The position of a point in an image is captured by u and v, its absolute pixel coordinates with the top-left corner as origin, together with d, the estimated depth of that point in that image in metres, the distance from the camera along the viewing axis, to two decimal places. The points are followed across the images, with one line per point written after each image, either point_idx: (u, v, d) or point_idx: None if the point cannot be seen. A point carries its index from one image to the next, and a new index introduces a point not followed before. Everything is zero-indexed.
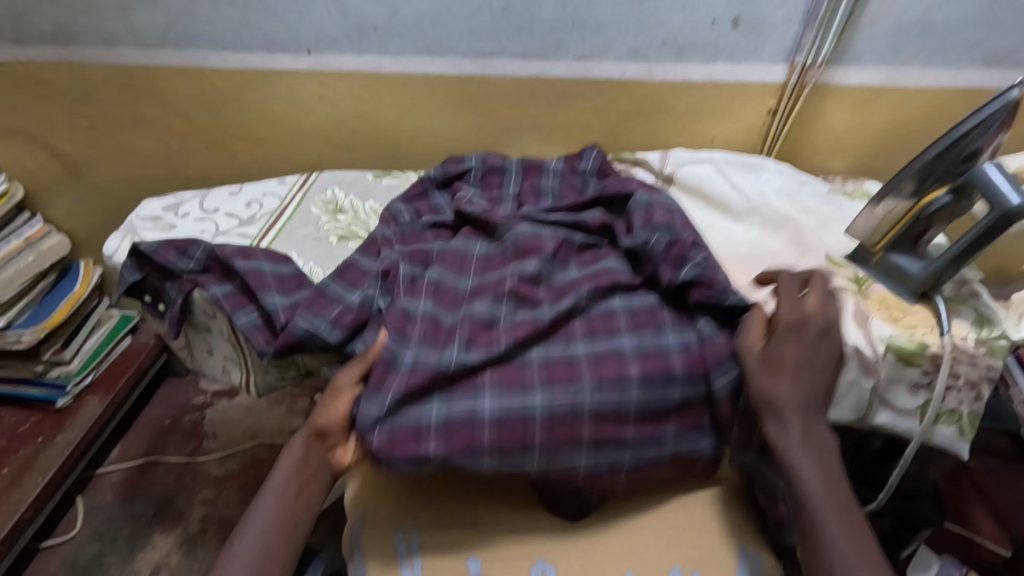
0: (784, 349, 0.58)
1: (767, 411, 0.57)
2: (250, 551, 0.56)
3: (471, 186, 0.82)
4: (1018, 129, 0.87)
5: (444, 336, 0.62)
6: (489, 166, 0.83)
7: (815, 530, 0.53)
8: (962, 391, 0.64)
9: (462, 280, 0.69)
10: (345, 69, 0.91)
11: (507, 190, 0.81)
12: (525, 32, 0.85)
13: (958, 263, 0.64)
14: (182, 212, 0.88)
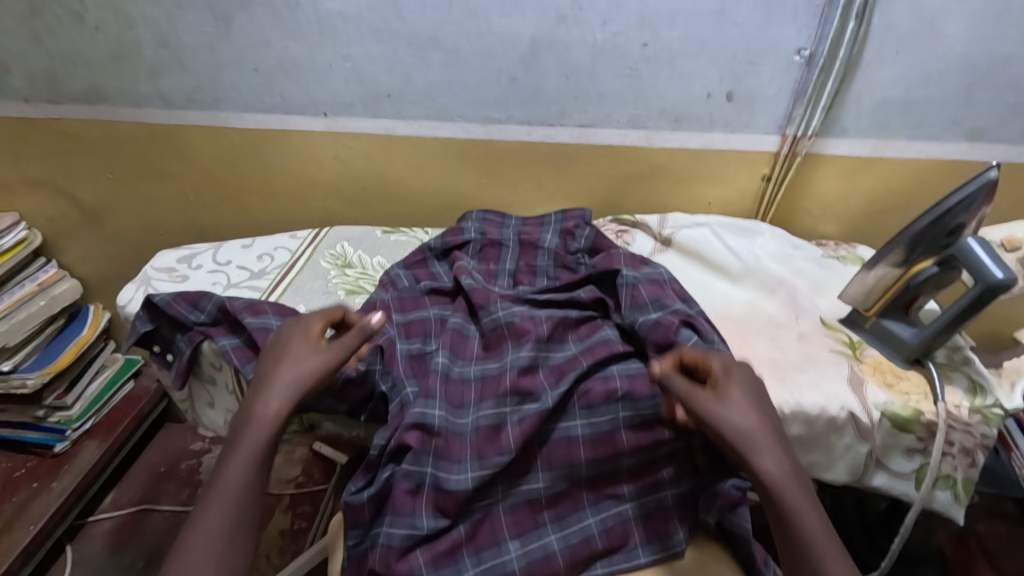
0: (729, 384, 0.59)
1: (747, 447, 0.56)
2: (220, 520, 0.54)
3: (472, 253, 0.86)
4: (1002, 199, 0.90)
5: (452, 443, 0.65)
6: (487, 236, 0.87)
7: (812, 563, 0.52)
8: (957, 458, 0.65)
9: (465, 365, 0.71)
10: (359, 132, 0.96)
11: (505, 265, 0.84)
12: (530, 101, 0.89)
13: (947, 332, 0.66)
14: (195, 263, 0.91)
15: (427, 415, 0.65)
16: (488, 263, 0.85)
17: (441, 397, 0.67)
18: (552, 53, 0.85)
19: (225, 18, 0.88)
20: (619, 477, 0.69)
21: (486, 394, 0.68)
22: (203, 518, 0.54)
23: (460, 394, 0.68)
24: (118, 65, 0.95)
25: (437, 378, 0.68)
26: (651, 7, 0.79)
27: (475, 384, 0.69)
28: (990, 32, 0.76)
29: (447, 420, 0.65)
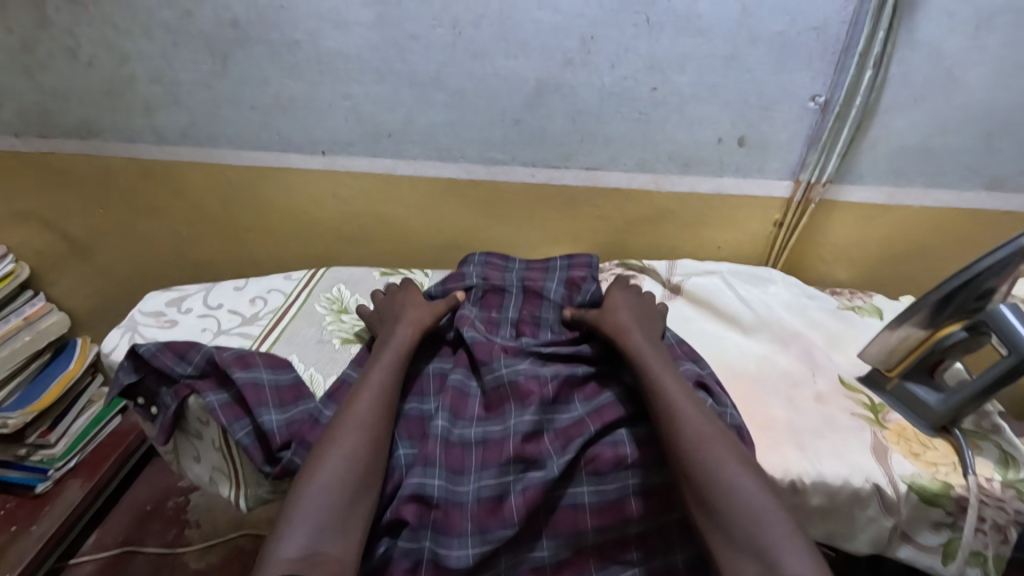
0: (623, 309, 0.73)
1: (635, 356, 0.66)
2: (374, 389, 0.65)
3: (475, 299, 0.82)
4: None
5: (452, 514, 0.61)
6: (490, 281, 0.83)
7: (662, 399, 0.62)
8: (988, 534, 0.60)
9: (466, 426, 0.67)
10: (358, 171, 0.93)
11: (509, 313, 0.81)
12: (535, 143, 0.87)
13: (977, 401, 0.63)
14: (185, 307, 0.87)
15: (423, 485, 0.61)
16: (491, 311, 0.81)
17: (440, 463, 0.63)
18: (559, 96, 0.82)
19: (222, 56, 0.85)
20: (628, 545, 0.64)
21: (489, 460, 0.63)
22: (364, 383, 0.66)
23: (461, 459, 0.64)
24: (111, 100, 0.92)
25: (433, 444, 0.64)
26: (662, 50, 0.77)
27: (477, 448, 0.65)
28: (1012, 82, 0.74)
29: (448, 490, 0.62)
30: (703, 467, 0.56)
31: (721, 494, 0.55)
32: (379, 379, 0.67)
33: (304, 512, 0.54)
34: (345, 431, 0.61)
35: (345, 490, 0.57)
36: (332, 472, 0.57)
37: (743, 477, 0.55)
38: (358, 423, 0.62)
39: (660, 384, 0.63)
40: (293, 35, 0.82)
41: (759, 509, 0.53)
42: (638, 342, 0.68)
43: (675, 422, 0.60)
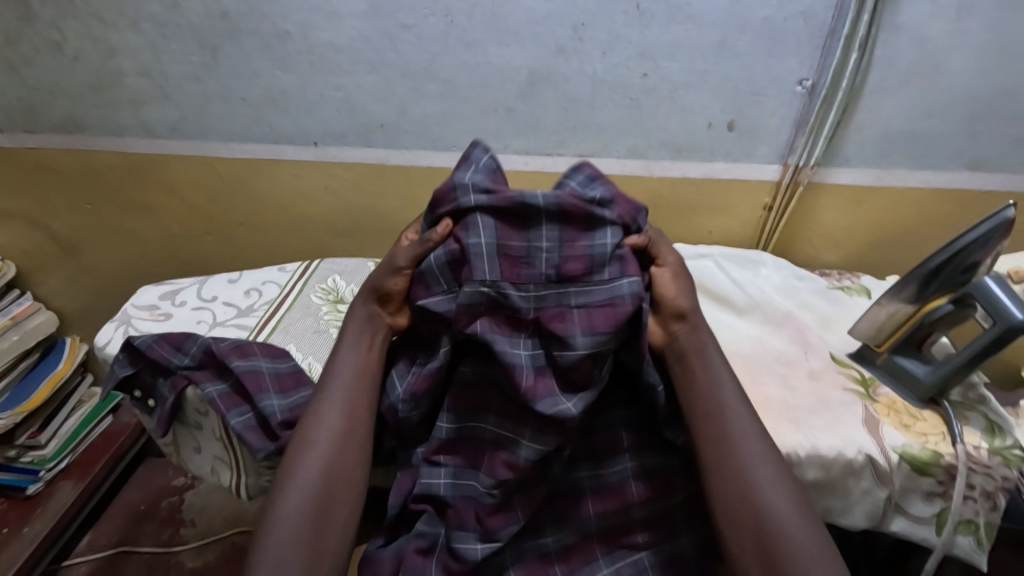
0: (677, 285, 0.62)
1: (694, 355, 0.61)
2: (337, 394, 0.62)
3: (482, 230, 0.57)
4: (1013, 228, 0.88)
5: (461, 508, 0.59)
6: (497, 201, 0.57)
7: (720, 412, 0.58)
8: (979, 501, 0.62)
9: (478, 423, 0.60)
10: (351, 162, 0.93)
11: (539, 253, 0.57)
12: (528, 132, 0.87)
13: (964, 373, 0.64)
14: (179, 300, 0.87)
15: (431, 484, 0.60)
16: (509, 251, 0.57)
17: (455, 463, 0.61)
18: (551, 84, 0.83)
19: (212, 48, 0.84)
20: (636, 536, 0.63)
21: (499, 468, 0.58)
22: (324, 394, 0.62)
23: (473, 457, 0.60)
24: (99, 95, 0.91)
25: (437, 444, 0.61)
26: (652, 38, 0.78)
27: (489, 450, 0.59)
28: (993, 65, 0.76)
29: (458, 488, 0.60)
30: (749, 487, 0.54)
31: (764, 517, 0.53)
32: (344, 367, 0.63)
33: (272, 544, 0.54)
34: (300, 451, 0.59)
35: (307, 518, 0.55)
36: (304, 480, 0.57)
37: (789, 508, 0.53)
38: (328, 419, 0.60)
39: (717, 393, 0.59)
40: (284, 26, 0.82)
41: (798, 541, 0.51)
42: (693, 340, 0.62)
43: (724, 443, 0.57)
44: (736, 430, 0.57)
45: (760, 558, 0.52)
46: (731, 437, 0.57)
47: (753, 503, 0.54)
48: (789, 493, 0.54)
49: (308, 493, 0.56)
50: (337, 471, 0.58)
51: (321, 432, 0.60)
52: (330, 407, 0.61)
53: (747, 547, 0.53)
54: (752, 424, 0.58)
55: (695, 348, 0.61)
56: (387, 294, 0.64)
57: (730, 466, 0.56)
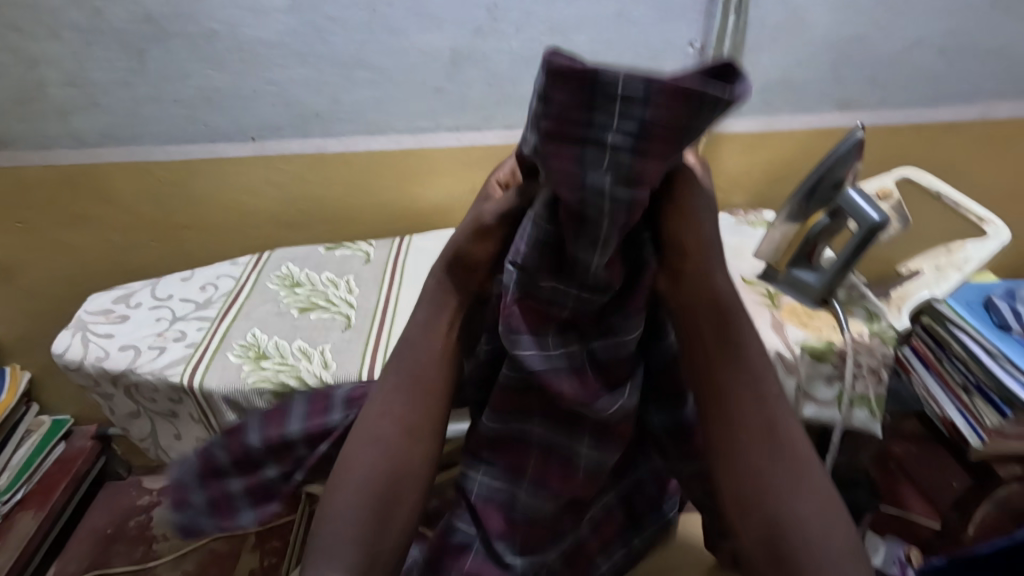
0: (702, 221, 0.48)
1: (713, 309, 0.48)
2: (396, 387, 0.54)
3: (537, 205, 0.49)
4: (883, 157, 1.02)
5: (487, 509, 0.61)
6: (556, 186, 0.43)
7: (738, 390, 0.48)
8: (867, 377, 0.75)
9: (525, 425, 0.58)
10: (289, 153, 0.97)
11: (585, 267, 0.47)
12: (456, 108, 0.94)
13: (844, 272, 0.76)
14: (134, 302, 0.88)
15: (471, 479, 0.62)
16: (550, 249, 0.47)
17: (494, 460, 0.60)
18: (472, 64, 0.90)
19: (138, 51, 0.86)
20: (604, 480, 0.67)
21: (549, 482, 0.58)
22: (383, 392, 0.54)
23: (517, 459, 0.59)
24: (25, 108, 0.91)
25: (480, 441, 0.60)
26: (559, 13, 0.87)
27: (538, 455, 0.58)
28: (845, 17, 0.89)
29: (494, 488, 0.60)
30: (761, 479, 0.46)
31: (776, 517, 0.46)
32: (422, 347, 0.54)
33: (326, 541, 0.49)
34: (361, 444, 0.52)
35: (368, 519, 0.49)
36: (360, 477, 0.51)
37: (808, 506, 0.45)
38: (392, 411, 0.53)
39: (740, 366, 0.48)
40: (209, 25, 0.85)
41: (815, 545, 0.44)
42: (714, 292, 0.48)
43: (745, 432, 0.47)
44: (761, 415, 0.47)
45: (771, 558, 0.45)
46: (755, 430, 0.47)
47: (772, 503, 0.46)
48: (813, 489, 0.46)
49: (358, 492, 0.50)
50: (399, 467, 0.51)
51: (382, 427, 0.53)
52: (391, 402, 0.53)
53: (757, 547, 0.46)
54: (783, 409, 0.48)
55: (732, 319, 0.48)
56: (474, 258, 0.54)
57: (752, 463, 0.47)
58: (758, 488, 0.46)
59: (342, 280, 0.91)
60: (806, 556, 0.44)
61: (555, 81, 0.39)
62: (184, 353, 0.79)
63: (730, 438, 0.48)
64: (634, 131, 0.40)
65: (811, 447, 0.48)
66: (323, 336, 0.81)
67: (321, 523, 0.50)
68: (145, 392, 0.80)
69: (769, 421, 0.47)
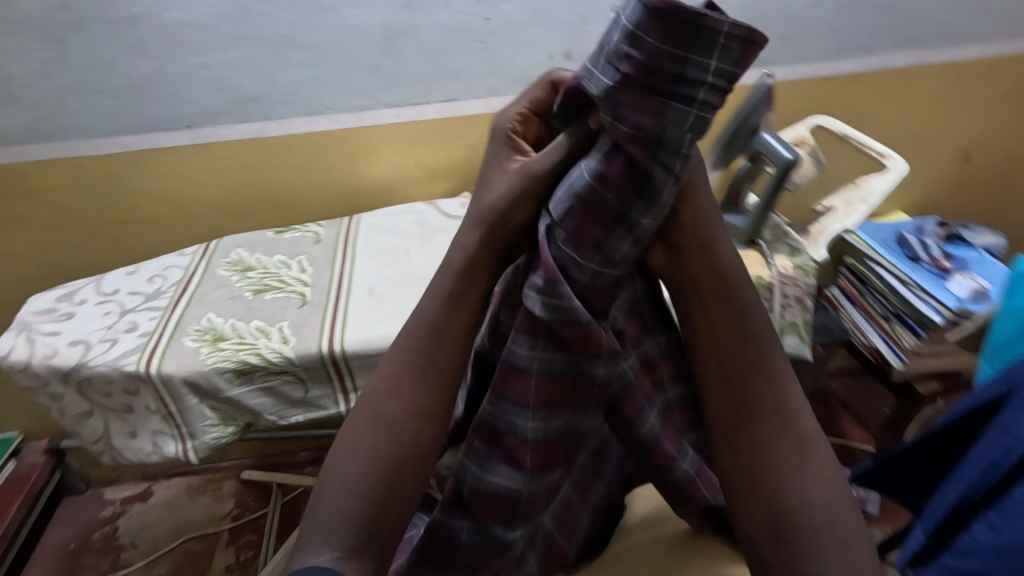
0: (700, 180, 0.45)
1: (713, 276, 0.44)
2: (412, 363, 0.45)
3: (592, 156, 0.40)
4: (799, 109, 1.10)
5: (484, 501, 0.47)
6: (620, 136, 0.38)
7: (744, 361, 0.43)
8: (794, 306, 0.81)
9: (517, 419, 0.45)
10: (228, 139, 0.96)
11: (629, 231, 0.40)
12: (395, 84, 0.96)
13: (767, 212, 0.83)
14: (79, 299, 0.87)
15: (461, 466, 0.47)
16: (595, 201, 0.40)
17: (486, 452, 0.46)
18: (406, 38, 0.92)
19: (58, 40, 0.84)
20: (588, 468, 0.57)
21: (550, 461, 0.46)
22: (395, 367, 0.46)
23: (514, 449, 0.46)
24: None
25: (477, 427, 0.47)
26: None
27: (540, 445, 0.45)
28: None
29: (493, 481, 0.46)
30: (762, 459, 0.41)
31: (780, 501, 0.40)
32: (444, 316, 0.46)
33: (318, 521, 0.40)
34: (369, 420, 0.44)
35: (365, 507, 0.41)
36: (365, 460, 0.42)
37: (816, 490, 0.40)
38: (405, 390, 0.45)
39: (744, 336, 0.44)
40: (132, 10, 0.83)
41: (827, 531, 0.39)
42: (715, 259, 0.44)
43: (749, 406, 0.43)
44: (766, 389, 0.43)
45: (775, 544, 0.40)
46: (764, 406, 0.43)
47: (777, 482, 0.41)
48: (820, 465, 0.41)
49: (357, 475, 0.41)
50: (409, 450, 0.43)
51: (394, 408, 0.44)
52: (406, 384, 0.45)
53: (759, 533, 0.41)
54: (789, 384, 0.44)
55: (734, 283, 0.44)
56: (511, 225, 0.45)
57: (752, 441, 0.42)
58: (760, 467, 0.41)
59: (294, 260, 0.92)
60: (818, 544, 0.38)
61: (649, 19, 0.34)
62: (138, 343, 0.78)
63: (737, 414, 0.43)
64: (723, 89, 0.36)
65: (818, 426, 0.43)
66: (280, 315, 0.82)
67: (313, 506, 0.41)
68: (99, 386, 0.78)
69: (775, 396, 0.43)
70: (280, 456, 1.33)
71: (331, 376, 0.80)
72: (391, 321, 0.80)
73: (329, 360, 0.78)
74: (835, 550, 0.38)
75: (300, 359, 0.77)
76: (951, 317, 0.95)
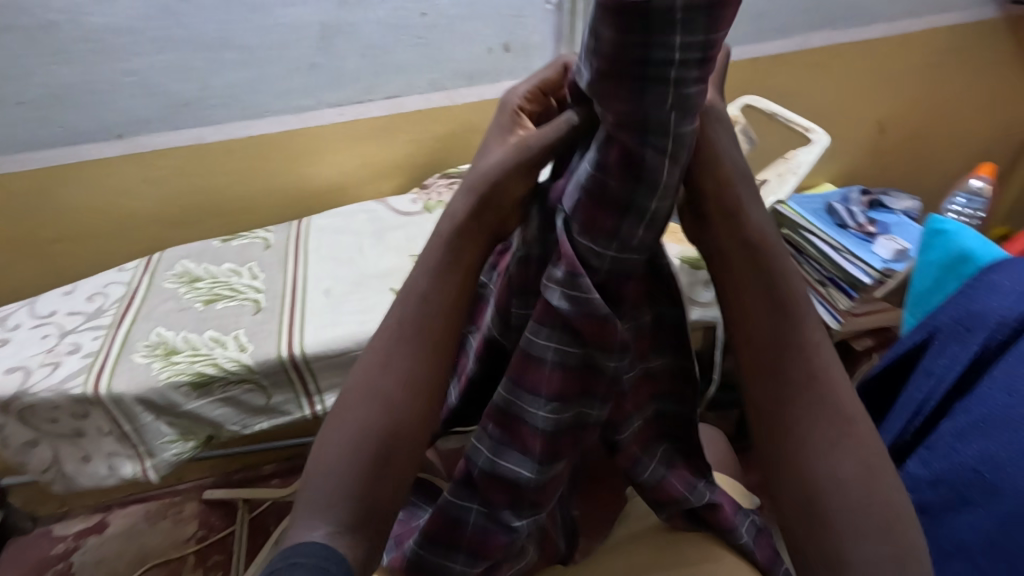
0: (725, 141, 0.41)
1: (751, 247, 0.41)
2: (403, 339, 0.43)
3: (591, 147, 0.39)
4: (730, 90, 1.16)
5: (492, 486, 0.46)
6: (610, 122, 0.36)
7: (783, 328, 0.41)
8: None
9: (530, 407, 0.44)
10: (163, 147, 0.93)
11: (639, 215, 0.39)
12: (335, 83, 0.95)
13: None
14: (12, 324, 0.82)
15: (473, 449, 0.47)
16: (597, 190, 0.38)
17: (500, 437, 0.46)
18: (344, 35, 0.91)
19: None
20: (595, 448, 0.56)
21: (562, 450, 0.45)
22: (386, 347, 0.44)
23: (523, 438, 0.45)
24: None
25: (490, 410, 0.46)
26: None
27: (549, 438, 0.44)
28: None
29: (501, 466, 0.46)
30: (794, 434, 0.40)
31: (810, 479, 0.39)
32: (435, 288, 0.44)
33: (310, 499, 0.40)
34: (359, 403, 0.42)
35: (357, 489, 0.40)
36: (354, 438, 0.41)
37: (848, 467, 0.39)
38: (398, 370, 0.43)
39: (782, 305, 0.41)
40: (47, 16, 0.78)
41: (855, 505, 0.38)
42: (746, 230, 0.41)
43: (783, 375, 0.41)
44: (803, 357, 0.41)
45: (803, 519, 0.39)
46: (797, 379, 0.41)
47: (809, 458, 0.40)
48: (856, 446, 0.40)
49: (347, 453, 0.41)
50: (398, 428, 0.42)
51: (382, 389, 0.43)
52: (399, 364, 0.43)
53: (789, 506, 0.40)
54: (826, 356, 0.41)
55: (769, 257, 0.41)
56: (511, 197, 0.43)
57: (778, 420, 0.41)
58: (790, 439, 0.40)
59: (245, 267, 0.90)
60: (843, 518, 0.38)
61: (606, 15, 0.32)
62: (83, 364, 0.75)
63: (771, 384, 0.41)
64: (700, 59, 0.33)
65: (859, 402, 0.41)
66: (235, 323, 0.80)
67: (307, 486, 0.41)
68: (43, 413, 0.74)
69: (815, 366, 0.41)
70: (243, 472, 1.29)
71: (293, 380, 0.79)
72: (350, 320, 0.80)
73: (290, 364, 0.77)
74: (857, 530, 0.38)
75: (260, 366, 0.76)
76: (878, 276, 1.03)
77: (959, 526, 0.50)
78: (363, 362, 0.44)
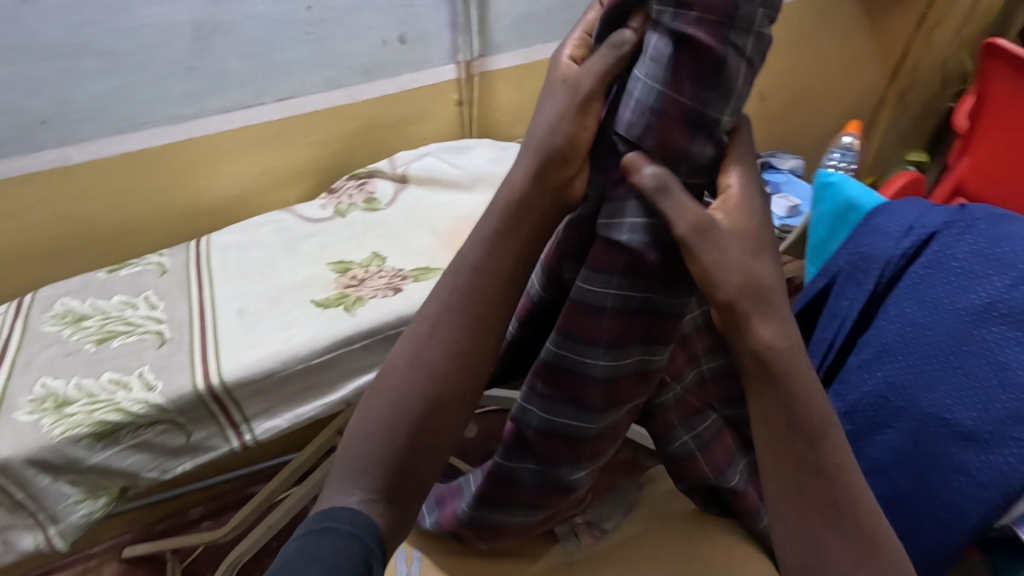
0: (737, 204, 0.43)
1: (770, 366, 0.41)
2: (454, 308, 0.44)
3: (652, 60, 0.41)
4: None
5: (551, 444, 0.49)
6: (688, 25, 0.39)
7: (799, 447, 0.41)
8: None
9: (587, 358, 0.46)
10: (19, 174, 0.81)
11: (709, 130, 0.42)
12: (221, 88, 0.88)
13: None
14: None
15: (524, 411, 0.50)
16: (673, 104, 0.41)
17: (551, 395, 0.48)
18: (221, 35, 0.84)
19: None
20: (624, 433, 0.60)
21: (620, 399, 0.47)
22: (438, 314, 0.44)
23: (579, 392, 0.47)
24: None
25: (539, 367, 0.49)
26: None
27: (602, 389, 0.46)
28: None
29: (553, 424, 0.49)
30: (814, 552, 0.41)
31: None
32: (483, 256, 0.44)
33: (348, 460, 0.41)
34: (407, 369, 0.43)
35: (393, 456, 0.41)
36: (396, 406, 0.42)
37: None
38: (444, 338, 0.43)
39: (801, 422, 0.41)
40: None
41: None
42: (761, 343, 0.40)
43: (804, 488, 0.41)
44: (824, 472, 0.41)
45: None
46: (815, 500, 0.41)
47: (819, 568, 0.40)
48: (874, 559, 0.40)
49: (387, 424, 0.41)
50: (442, 401, 0.42)
51: (428, 355, 0.43)
52: (449, 333, 0.43)
53: None
54: (847, 473, 0.41)
55: (783, 376, 0.41)
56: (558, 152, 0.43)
57: (804, 535, 0.41)
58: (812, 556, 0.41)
59: (140, 298, 0.81)
60: None
61: None
62: None
63: (791, 501, 0.41)
64: None
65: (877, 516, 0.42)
66: (138, 360, 0.72)
67: (345, 448, 0.42)
68: None
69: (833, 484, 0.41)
70: (166, 520, 1.18)
71: (215, 413, 0.73)
72: (270, 339, 0.75)
73: (207, 395, 0.71)
74: None
75: (172, 403, 0.69)
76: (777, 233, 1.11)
77: (876, 448, 0.55)
78: (416, 326, 0.45)
